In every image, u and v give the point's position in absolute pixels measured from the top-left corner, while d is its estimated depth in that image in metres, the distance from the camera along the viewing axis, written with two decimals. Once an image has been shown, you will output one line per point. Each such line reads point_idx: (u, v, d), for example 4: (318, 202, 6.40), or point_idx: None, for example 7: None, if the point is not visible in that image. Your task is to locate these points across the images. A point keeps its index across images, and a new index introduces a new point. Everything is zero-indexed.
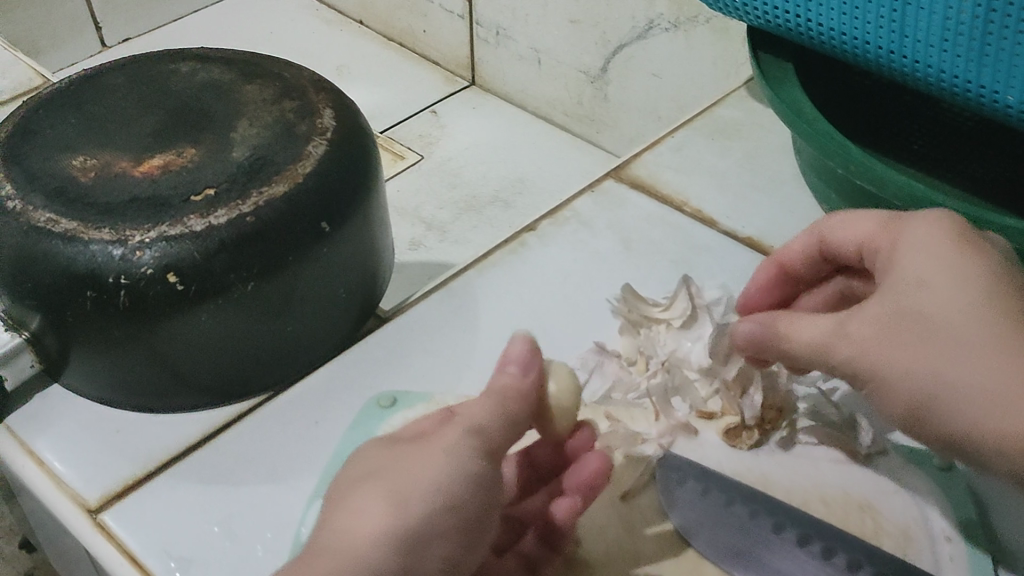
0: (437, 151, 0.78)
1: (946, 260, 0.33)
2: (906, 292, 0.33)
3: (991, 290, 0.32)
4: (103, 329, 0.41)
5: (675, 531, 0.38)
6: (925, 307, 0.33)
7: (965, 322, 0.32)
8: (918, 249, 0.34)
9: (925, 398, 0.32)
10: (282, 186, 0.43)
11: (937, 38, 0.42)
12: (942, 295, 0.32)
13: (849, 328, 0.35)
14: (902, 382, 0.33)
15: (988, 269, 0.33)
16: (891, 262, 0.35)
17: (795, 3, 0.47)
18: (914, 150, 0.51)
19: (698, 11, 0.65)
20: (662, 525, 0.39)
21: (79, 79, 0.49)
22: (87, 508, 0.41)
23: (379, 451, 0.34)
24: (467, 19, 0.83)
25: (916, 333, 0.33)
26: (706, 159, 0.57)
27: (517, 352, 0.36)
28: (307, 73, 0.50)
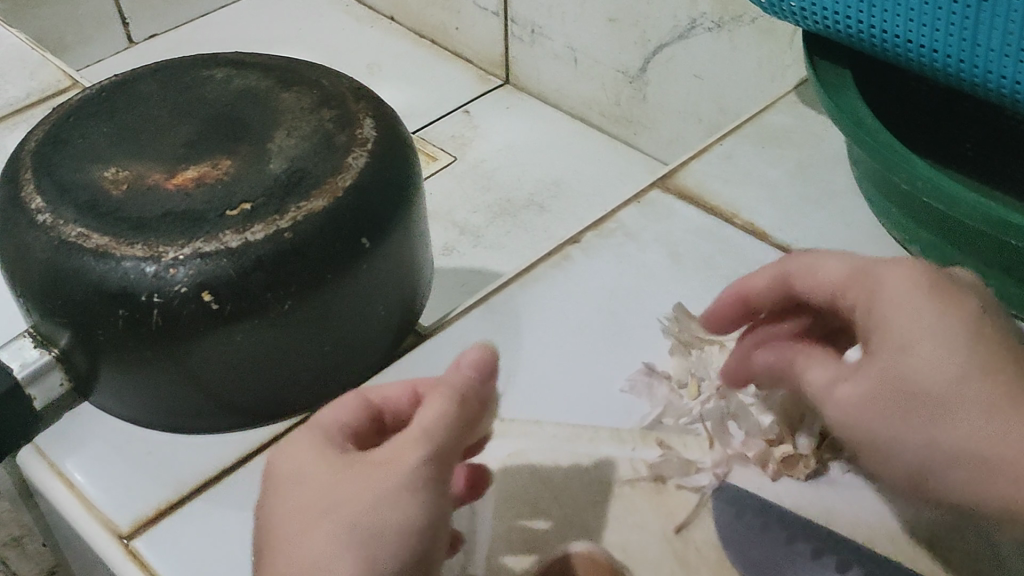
0: (470, 152, 0.76)
1: (926, 324, 0.33)
2: (892, 359, 0.33)
3: (974, 355, 0.33)
4: (135, 348, 0.40)
5: (733, 568, 0.37)
6: (921, 375, 0.33)
7: (956, 393, 0.32)
8: (895, 307, 0.34)
9: (923, 472, 0.33)
10: (321, 201, 0.41)
11: (1013, 48, 0.40)
12: (929, 364, 0.33)
13: (839, 391, 0.35)
14: (898, 455, 0.34)
15: (966, 326, 0.33)
16: (870, 317, 0.35)
17: (858, 8, 0.45)
18: (966, 155, 0.50)
19: (743, 11, 0.63)
20: (719, 561, 0.37)
21: (110, 85, 0.48)
22: (119, 534, 0.40)
23: (323, 474, 0.32)
24: (501, 17, 0.81)
25: (910, 408, 0.33)
26: (754, 168, 0.55)
27: (473, 358, 0.36)
28: (345, 80, 0.49)
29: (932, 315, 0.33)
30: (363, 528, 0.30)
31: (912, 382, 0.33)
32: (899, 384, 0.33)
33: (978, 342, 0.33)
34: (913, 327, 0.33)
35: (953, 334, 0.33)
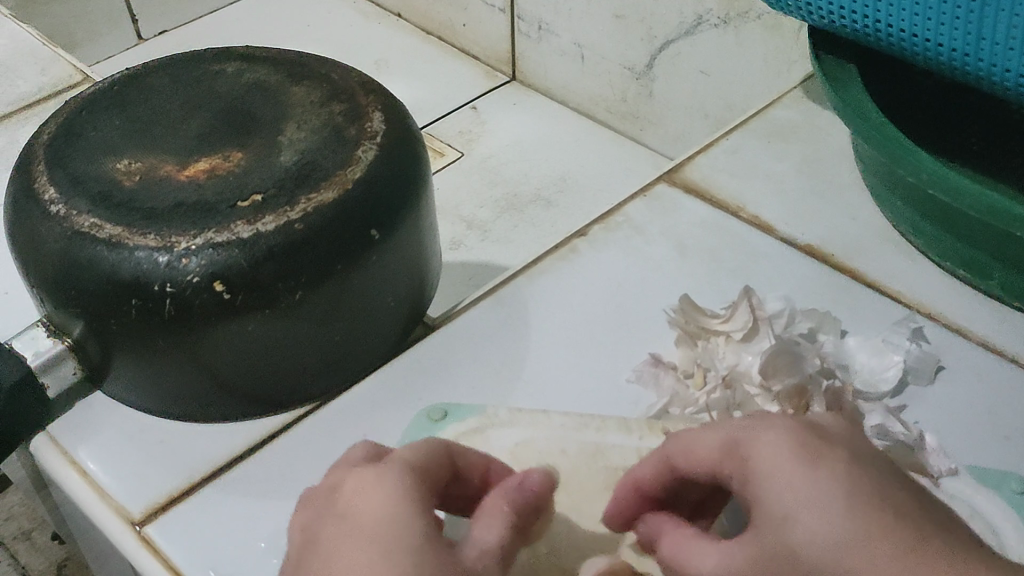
0: (477, 148, 0.76)
1: (810, 482, 0.29)
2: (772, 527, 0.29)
3: (851, 501, 0.29)
4: (147, 337, 0.40)
5: None
6: (807, 543, 0.28)
7: (836, 545, 0.28)
8: (770, 473, 0.30)
9: None
10: (332, 193, 0.41)
11: (1018, 42, 0.40)
12: (810, 518, 0.29)
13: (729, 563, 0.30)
14: None
15: (843, 475, 0.29)
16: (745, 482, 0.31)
17: (863, 3, 0.45)
18: (970, 150, 0.50)
19: (749, 7, 0.64)
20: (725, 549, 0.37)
21: (122, 78, 0.48)
22: (131, 521, 0.40)
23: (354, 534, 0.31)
24: (508, 14, 0.82)
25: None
26: (760, 162, 0.55)
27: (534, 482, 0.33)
28: (354, 74, 0.49)
29: (806, 481, 0.29)
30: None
31: (772, 491, 0.30)
32: (784, 555, 0.29)
33: (862, 505, 0.29)
34: (789, 491, 0.29)
35: (841, 516, 0.28)
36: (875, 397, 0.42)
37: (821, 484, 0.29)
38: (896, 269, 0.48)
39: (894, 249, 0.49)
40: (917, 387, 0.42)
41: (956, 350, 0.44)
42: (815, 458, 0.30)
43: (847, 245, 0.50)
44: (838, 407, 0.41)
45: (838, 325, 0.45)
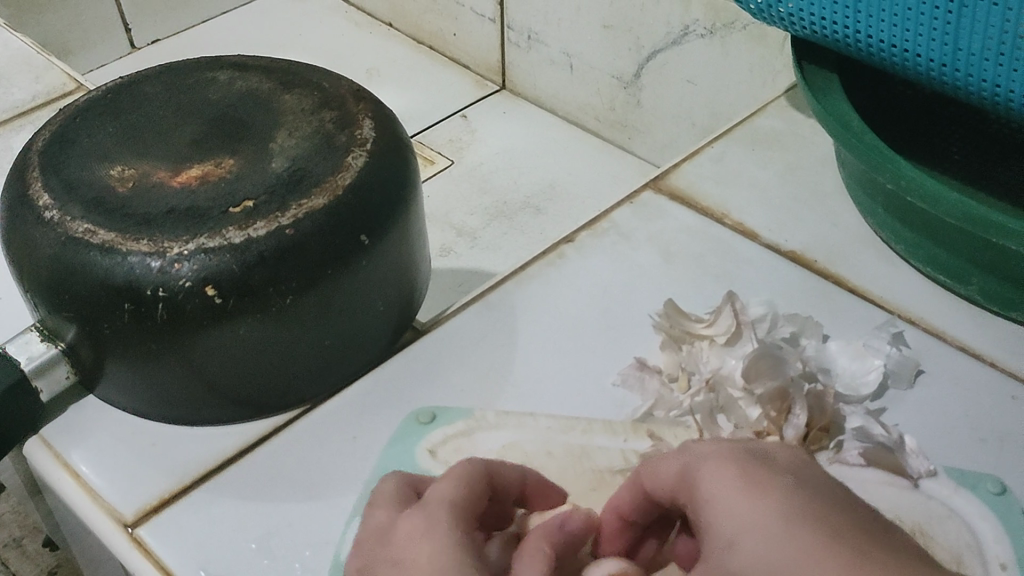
0: (467, 156, 0.77)
1: (751, 508, 0.30)
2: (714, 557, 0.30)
3: (795, 525, 0.29)
4: (140, 341, 0.41)
5: None
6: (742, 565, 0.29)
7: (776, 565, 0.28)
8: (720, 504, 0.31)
9: None
10: (322, 199, 0.42)
11: (992, 52, 0.41)
12: (750, 545, 0.29)
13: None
14: None
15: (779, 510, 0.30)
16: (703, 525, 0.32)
17: (844, 14, 0.46)
18: (954, 161, 0.51)
19: (735, 18, 0.65)
20: None
21: (116, 86, 0.49)
22: (123, 522, 0.41)
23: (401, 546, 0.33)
24: (498, 23, 0.83)
25: None
26: (746, 170, 0.56)
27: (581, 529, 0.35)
28: (345, 82, 0.50)
29: (745, 500, 0.30)
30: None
31: (721, 520, 0.31)
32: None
33: (803, 529, 0.29)
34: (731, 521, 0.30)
35: (785, 534, 0.29)
36: (856, 399, 0.43)
37: (755, 507, 0.30)
38: (878, 275, 0.49)
39: (876, 255, 0.50)
40: (898, 390, 0.43)
41: (936, 354, 0.45)
42: (763, 483, 0.31)
43: (830, 251, 0.50)
44: (819, 410, 0.42)
45: (820, 328, 0.45)
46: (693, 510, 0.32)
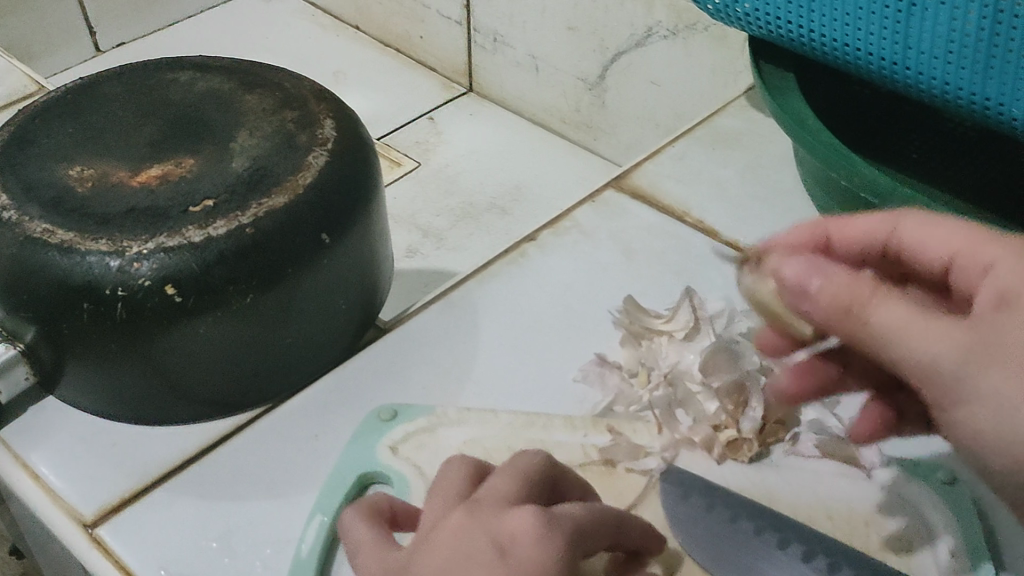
0: (434, 158, 0.77)
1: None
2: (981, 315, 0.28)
3: None
4: (99, 341, 0.41)
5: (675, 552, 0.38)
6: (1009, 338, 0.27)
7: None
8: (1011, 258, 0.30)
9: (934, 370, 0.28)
10: (282, 198, 0.42)
11: (942, 50, 0.42)
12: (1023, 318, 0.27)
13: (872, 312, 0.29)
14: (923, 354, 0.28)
15: None
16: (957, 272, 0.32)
17: (798, 13, 0.47)
18: (910, 159, 0.52)
19: (697, 19, 0.65)
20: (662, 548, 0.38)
21: (76, 87, 0.49)
22: (83, 523, 0.41)
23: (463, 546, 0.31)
24: (464, 26, 0.83)
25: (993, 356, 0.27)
26: (705, 169, 0.57)
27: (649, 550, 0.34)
28: (307, 83, 0.50)
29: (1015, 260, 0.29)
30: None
31: (983, 254, 0.31)
32: (988, 347, 0.27)
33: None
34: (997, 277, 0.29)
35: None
36: None
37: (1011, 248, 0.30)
38: None
39: None
40: None
41: None
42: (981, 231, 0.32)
43: None
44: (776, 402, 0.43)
45: None
46: (966, 267, 0.31)
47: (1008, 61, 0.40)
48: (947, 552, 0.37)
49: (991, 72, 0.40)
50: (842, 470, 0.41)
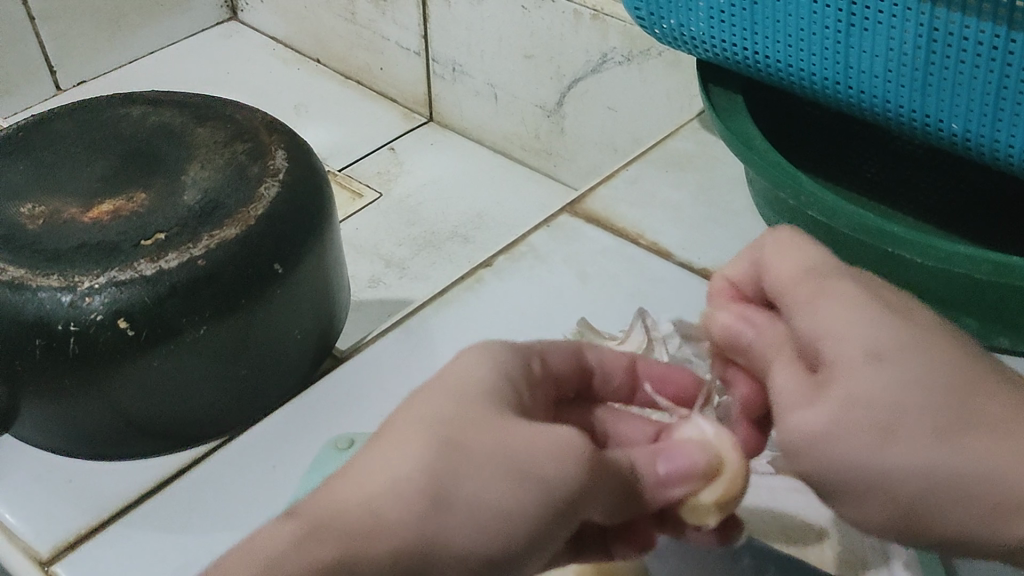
0: (395, 188, 0.78)
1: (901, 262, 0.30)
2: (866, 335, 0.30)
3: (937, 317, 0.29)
4: (52, 378, 0.41)
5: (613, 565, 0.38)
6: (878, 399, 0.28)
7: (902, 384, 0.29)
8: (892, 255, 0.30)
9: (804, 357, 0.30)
10: (234, 229, 0.43)
11: (881, 69, 0.42)
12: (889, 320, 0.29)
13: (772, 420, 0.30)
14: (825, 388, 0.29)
15: None
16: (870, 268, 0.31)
17: (742, 35, 0.47)
18: (867, 178, 0.51)
19: (650, 45, 0.66)
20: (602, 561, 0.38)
21: (27, 125, 0.49)
22: (39, 561, 0.40)
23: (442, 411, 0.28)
24: (423, 56, 0.84)
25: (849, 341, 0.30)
26: (659, 192, 0.57)
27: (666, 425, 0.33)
28: (259, 115, 0.51)
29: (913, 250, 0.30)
30: (454, 469, 0.27)
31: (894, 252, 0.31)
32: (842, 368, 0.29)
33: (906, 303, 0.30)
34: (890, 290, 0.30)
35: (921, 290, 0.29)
36: None
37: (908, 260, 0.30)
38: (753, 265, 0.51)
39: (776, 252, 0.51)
40: None
41: None
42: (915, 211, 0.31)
43: None
44: None
45: None
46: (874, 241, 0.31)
47: (944, 78, 0.40)
48: (902, 563, 0.37)
49: (931, 90, 0.41)
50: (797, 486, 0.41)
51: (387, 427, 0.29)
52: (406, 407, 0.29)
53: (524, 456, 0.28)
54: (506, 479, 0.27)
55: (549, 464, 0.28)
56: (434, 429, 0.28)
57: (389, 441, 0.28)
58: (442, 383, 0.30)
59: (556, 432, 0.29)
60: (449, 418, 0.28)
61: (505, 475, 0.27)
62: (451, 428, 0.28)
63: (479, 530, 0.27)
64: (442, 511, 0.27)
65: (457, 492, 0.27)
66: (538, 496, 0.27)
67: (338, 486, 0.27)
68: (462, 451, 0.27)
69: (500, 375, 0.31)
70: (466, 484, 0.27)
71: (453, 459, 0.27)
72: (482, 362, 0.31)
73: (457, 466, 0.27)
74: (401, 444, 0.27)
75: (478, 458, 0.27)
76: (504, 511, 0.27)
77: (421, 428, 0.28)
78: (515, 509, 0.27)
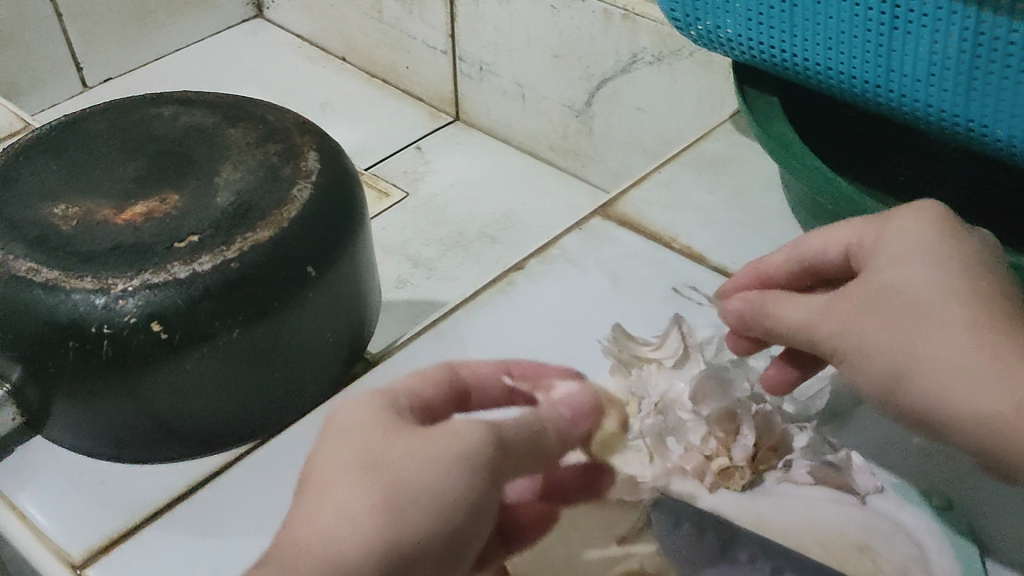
0: (421, 188, 0.77)
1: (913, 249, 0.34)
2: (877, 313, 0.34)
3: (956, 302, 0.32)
4: (85, 380, 0.41)
5: None
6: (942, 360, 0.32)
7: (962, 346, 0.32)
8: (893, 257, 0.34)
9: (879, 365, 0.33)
10: (267, 231, 0.42)
11: (924, 73, 0.42)
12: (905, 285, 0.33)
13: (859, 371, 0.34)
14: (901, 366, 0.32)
15: None
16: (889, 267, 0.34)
17: (781, 37, 0.47)
18: (905, 182, 0.51)
19: (681, 45, 0.65)
20: None
21: (59, 124, 0.49)
22: (71, 564, 0.40)
23: (348, 449, 0.32)
24: (450, 55, 0.83)
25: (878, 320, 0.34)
26: (692, 194, 0.56)
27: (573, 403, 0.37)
28: (290, 116, 0.50)
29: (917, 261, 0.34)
30: (392, 478, 0.31)
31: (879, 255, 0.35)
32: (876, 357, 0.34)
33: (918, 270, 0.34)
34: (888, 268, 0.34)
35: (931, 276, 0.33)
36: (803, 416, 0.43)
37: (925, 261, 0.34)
38: None
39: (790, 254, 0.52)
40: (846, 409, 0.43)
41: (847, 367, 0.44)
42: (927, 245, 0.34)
43: None
44: (768, 429, 0.42)
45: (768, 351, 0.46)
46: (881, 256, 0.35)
47: (990, 83, 0.40)
48: None
49: (975, 95, 0.40)
50: (836, 496, 0.40)
51: (307, 483, 0.32)
52: (315, 457, 0.33)
53: (433, 450, 0.32)
54: (446, 471, 0.32)
55: (452, 448, 0.32)
56: (341, 459, 0.32)
57: (318, 489, 0.32)
58: (332, 435, 0.33)
59: (435, 447, 0.32)
60: (357, 452, 0.32)
61: (423, 464, 0.31)
62: (371, 447, 0.32)
63: (426, 497, 0.31)
64: (402, 517, 0.31)
65: (406, 491, 0.31)
66: (458, 471, 0.32)
67: (307, 534, 0.31)
68: (393, 488, 0.31)
69: (382, 412, 0.33)
70: (405, 503, 0.31)
71: (377, 475, 0.31)
72: (361, 404, 0.34)
73: (396, 497, 0.31)
74: (335, 482, 0.31)
75: (405, 474, 0.31)
76: (439, 491, 0.31)
77: (343, 466, 0.31)
78: (445, 486, 0.31)
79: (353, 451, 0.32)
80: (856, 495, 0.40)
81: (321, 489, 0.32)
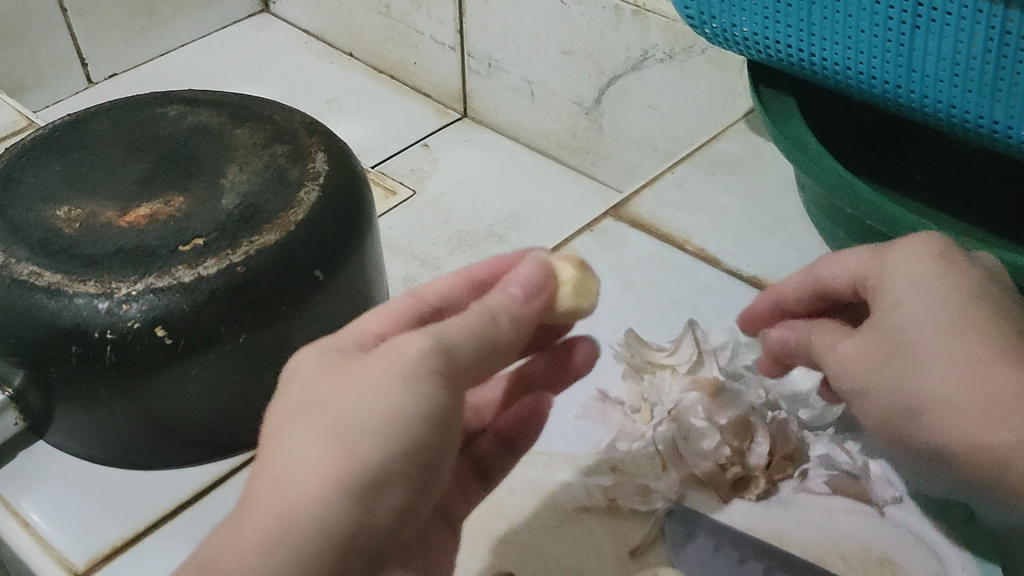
0: (429, 186, 0.76)
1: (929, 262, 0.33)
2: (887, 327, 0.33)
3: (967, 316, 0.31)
4: (87, 385, 0.40)
5: None
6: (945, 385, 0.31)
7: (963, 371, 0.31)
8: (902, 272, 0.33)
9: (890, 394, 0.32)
10: (274, 235, 0.41)
11: (947, 74, 0.41)
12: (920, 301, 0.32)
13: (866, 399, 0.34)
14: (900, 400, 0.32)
15: None
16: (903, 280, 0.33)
17: (798, 36, 0.46)
18: (923, 185, 0.50)
19: (693, 42, 0.64)
20: None
21: (63, 124, 0.48)
22: (75, 572, 0.40)
23: (293, 393, 0.29)
24: (458, 51, 0.82)
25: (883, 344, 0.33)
26: (705, 195, 0.55)
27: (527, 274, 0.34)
28: (298, 116, 0.50)
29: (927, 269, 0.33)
30: (339, 409, 0.28)
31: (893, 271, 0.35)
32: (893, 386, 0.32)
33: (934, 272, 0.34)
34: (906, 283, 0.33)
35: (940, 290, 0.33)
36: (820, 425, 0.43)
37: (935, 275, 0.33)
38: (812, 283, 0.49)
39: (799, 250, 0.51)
40: None
41: None
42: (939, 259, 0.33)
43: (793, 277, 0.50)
44: (782, 438, 0.42)
45: None
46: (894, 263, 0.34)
47: (1016, 84, 0.39)
48: None
49: (1000, 96, 0.39)
50: (854, 507, 0.40)
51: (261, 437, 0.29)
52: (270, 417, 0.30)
53: (378, 369, 0.28)
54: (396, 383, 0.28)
55: (400, 363, 0.28)
56: (295, 407, 0.29)
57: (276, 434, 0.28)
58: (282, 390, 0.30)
59: (382, 362, 0.28)
60: (311, 394, 0.29)
61: (376, 385, 0.28)
62: (318, 386, 0.29)
63: (375, 416, 0.28)
64: (374, 499, 0.28)
65: (349, 417, 0.28)
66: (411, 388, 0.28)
67: (263, 486, 0.27)
68: (362, 445, 0.27)
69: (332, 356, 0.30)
70: (377, 481, 0.28)
71: (321, 410, 0.28)
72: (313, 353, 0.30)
73: (343, 429, 0.28)
74: (289, 425, 0.28)
75: (343, 398, 0.28)
76: (389, 410, 0.28)
77: (296, 408, 0.29)
78: (393, 409, 0.28)
79: (303, 396, 0.29)
80: (874, 505, 0.39)
81: (280, 433, 0.28)
